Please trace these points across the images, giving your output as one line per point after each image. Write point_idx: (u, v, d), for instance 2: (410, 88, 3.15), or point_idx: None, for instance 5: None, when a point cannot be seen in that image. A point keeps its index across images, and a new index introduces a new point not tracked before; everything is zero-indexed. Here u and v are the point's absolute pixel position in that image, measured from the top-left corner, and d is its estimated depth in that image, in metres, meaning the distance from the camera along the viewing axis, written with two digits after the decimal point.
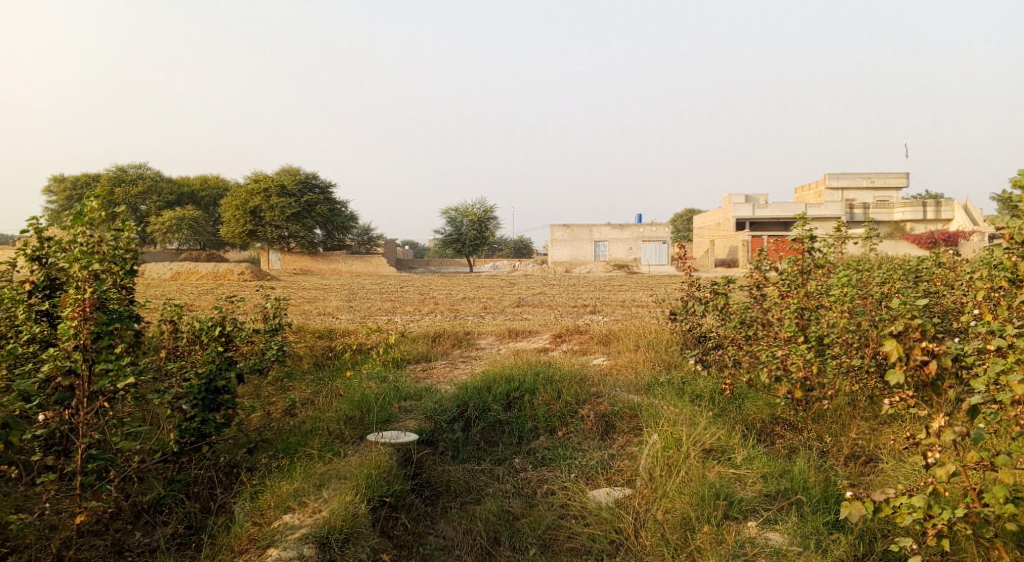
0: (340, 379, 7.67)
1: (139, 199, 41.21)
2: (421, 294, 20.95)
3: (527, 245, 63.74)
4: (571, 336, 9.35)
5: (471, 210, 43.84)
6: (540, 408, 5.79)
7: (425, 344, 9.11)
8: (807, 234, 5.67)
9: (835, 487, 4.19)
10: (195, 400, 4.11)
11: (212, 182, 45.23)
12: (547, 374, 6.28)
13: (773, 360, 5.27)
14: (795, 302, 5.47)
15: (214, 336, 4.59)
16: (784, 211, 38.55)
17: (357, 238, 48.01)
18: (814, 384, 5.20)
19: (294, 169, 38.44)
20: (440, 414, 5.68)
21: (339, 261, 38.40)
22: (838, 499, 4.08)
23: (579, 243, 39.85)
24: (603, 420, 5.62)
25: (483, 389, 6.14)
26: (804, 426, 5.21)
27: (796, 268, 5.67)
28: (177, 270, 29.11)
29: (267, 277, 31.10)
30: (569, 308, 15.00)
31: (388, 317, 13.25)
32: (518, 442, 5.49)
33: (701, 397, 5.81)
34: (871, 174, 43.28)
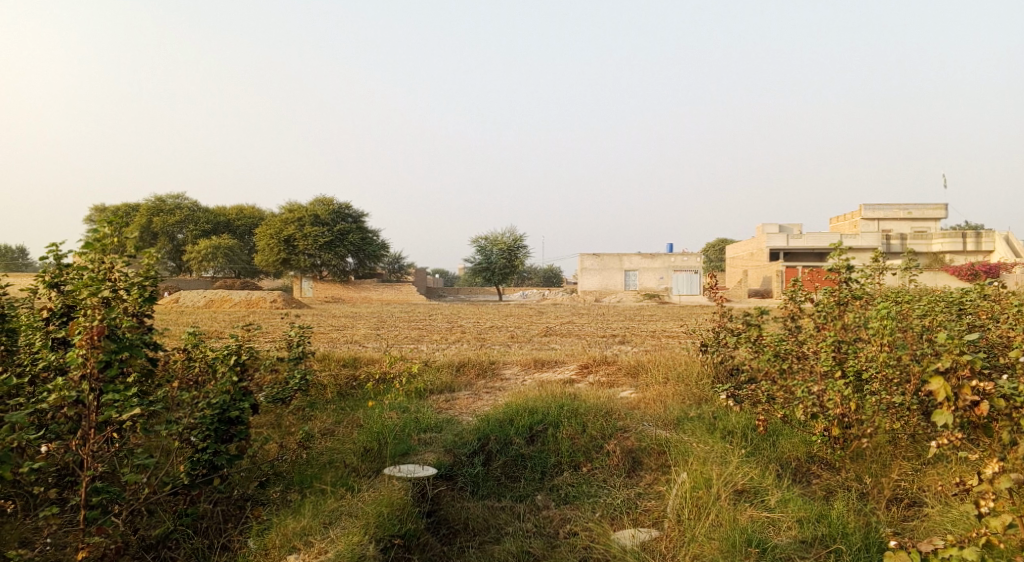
0: (362, 409, 7.57)
1: (177, 227, 42.18)
2: (449, 323, 20.86)
3: (556, 274, 63.58)
4: (598, 367, 9.13)
5: (501, 239, 43.95)
6: (564, 442, 5.59)
7: (449, 374, 8.97)
8: (844, 264, 5.39)
9: (878, 533, 3.92)
10: (207, 432, 4.05)
11: (247, 211, 46.17)
12: (572, 406, 6.09)
13: (808, 396, 5.06)
14: (829, 336, 5.21)
15: (230, 366, 4.54)
16: (818, 242, 37.83)
17: (388, 266, 48.37)
18: (852, 421, 4.96)
19: (327, 198, 39.03)
20: (460, 448, 5.51)
21: (370, 289, 38.62)
22: (881, 547, 3.81)
23: (609, 272, 39.57)
24: (630, 456, 5.40)
25: (505, 421, 5.96)
26: (842, 466, 4.92)
27: (832, 299, 5.40)
28: (211, 298, 29.57)
29: (298, 304, 31.41)
30: (597, 339, 14.75)
31: (414, 346, 13.17)
32: (541, 478, 5.30)
33: (732, 433, 5.56)
34: (908, 204, 42.35)
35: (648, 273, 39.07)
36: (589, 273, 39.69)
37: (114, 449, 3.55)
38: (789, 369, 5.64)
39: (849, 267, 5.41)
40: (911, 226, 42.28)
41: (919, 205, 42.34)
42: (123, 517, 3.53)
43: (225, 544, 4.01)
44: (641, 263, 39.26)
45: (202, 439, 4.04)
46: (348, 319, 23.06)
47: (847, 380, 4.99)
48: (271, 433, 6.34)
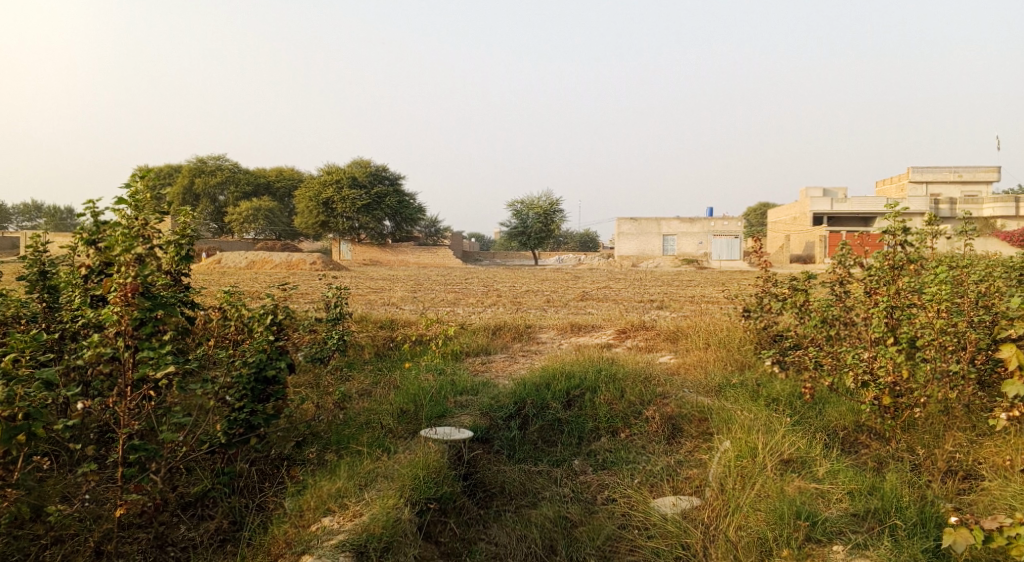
0: (399, 371, 7.58)
1: (219, 190, 42.84)
2: (485, 286, 20.83)
3: (593, 239, 63.06)
4: (636, 332, 8.98)
5: (538, 202, 43.61)
6: (602, 407, 5.49)
7: (485, 337, 8.92)
8: (899, 227, 4.99)
9: (935, 508, 3.74)
10: (244, 391, 4.11)
11: (286, 175, 46.62)
12: (610, 371, 5.97)
13: (859, 364, 4.79)
14: (883, 300, 4.81)
15: (266, 326, 4.51)
16: (865, 206, 36.61)
17: (425, 230, 48.52)
18: (903, 390, 4.68)
19: (365, 161, 39.10)
20: (496, 411, 5.46)
21: (406, 253, 38.81)
22: (939, 523, 3.62)
23: (647, 236, 39.02)
24: (670, 423, 5.28)
25: (542, 386, 5.88)
26: (892, 436, 4.65)
27: (886, 264, 5.00)
28: (251, 260, 30.08)
29: (336, 267, 31.76)
30: (634, 303, 14.54)
31: (450, 309, 13.17)
32: (578, 443, 5.22)
33: (777, 401, 5.39)
34: (961, 167, 40.61)
35: (687, 237, 38.42)
36: (627, 237, 39.19)
37: (151, 406, 3.58)
38: (840, 337, 5.44)
39: (905, 230, 5.01)
40: (963, 190, 40.61)
41: (973, 168, 40.59)
42: (161, 475, 3.57)
43: (263, 503, 4.04)
44: (680, 228, 38.60)
45: (239, 398, 4.08)
46: (385, 281, 23.23)
47: (900, 347, 4.68)
48: (310, 393, 6.39)
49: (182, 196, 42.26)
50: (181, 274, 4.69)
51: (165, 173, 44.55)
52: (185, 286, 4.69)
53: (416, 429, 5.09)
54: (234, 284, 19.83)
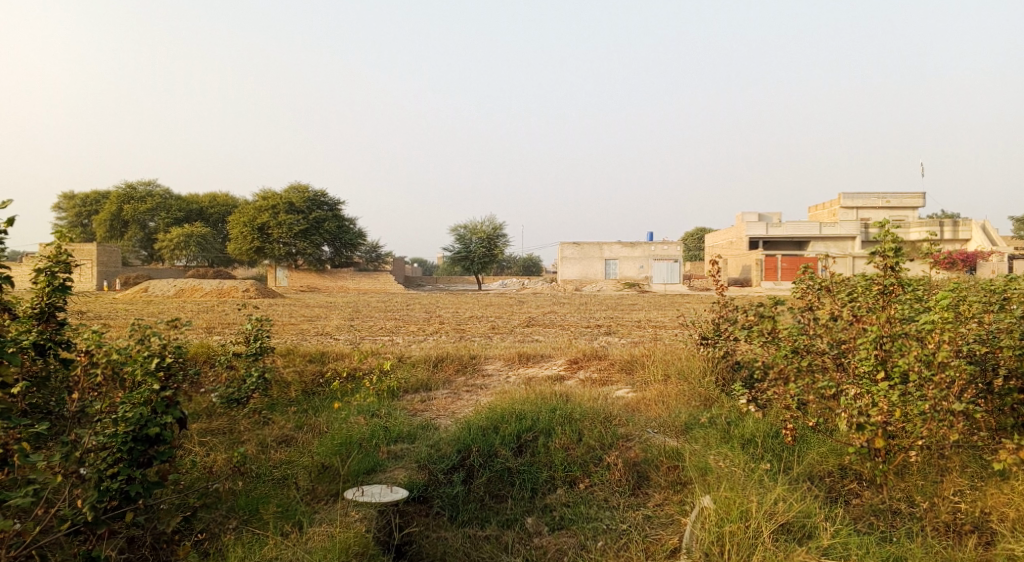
0: (328, 412, 6.74)
1: (148, 215, 40.71)
2: (427, 313, 19.99)
3: (536, 264, 62.95)
4: (589, 363, 8.35)
5: (481, 227, 43.03)
6: (557, 454, 4.81)
7: (425, 370, 8.14)
8: (891, 247, 4.45)
9: None
10: (117, 455, 3.32)
11: (220, 199, 44.72)
12: (565, 411, 5.31)
13: (852, 405, 4.23)
14: (872, 330, 4.31)
15: (149, 370, 3.70)
16: (799, 230, 37.42)
17: (365, 254, 47.16)
18: (897, 430, 4.20)
19: (302, 185, 37.81)
20: (436, 463, 4.66)
21: (347, 279, 37.57)
22: None
23: (590, 261, 38.88)
24: (634, 471, 4.66)
25: (489, 429, 5.14)
26: (884, 483, 4.18)
27: (875, 289, 4.56)
28: (180, 288, 28.43)
29: (273, 294, 30.34)
30: (580, 330, 13.95)
31: (390, 338, 12.31)
32: (531, 497, 4.52)
33: (752, 443, 4.83)
34: (886, 193, 42.08)
35: (629, 261, 38.47)
36: (570, 261, 38.95)
37: None
38: (813, 368, 4.89)
39: (897, 251, 4.46)
40: (889, 214, 42.02)
41: (896, 193, 42.15)
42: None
43: None
44: (622, 252, 38.60)
45: (112, 463, 3.32)
46: (323, 309, 22.09)
47: (894, 382, 4.19)
48: (219, 444, 5.50)
49: (107, 221, 40.08)
50: (53, 309, 3.82)
51: (89, 197, 42.18)
52: (57, 324, 3.83)
53: (341, 490, 4.30)
54: (160, 314, 18.50)
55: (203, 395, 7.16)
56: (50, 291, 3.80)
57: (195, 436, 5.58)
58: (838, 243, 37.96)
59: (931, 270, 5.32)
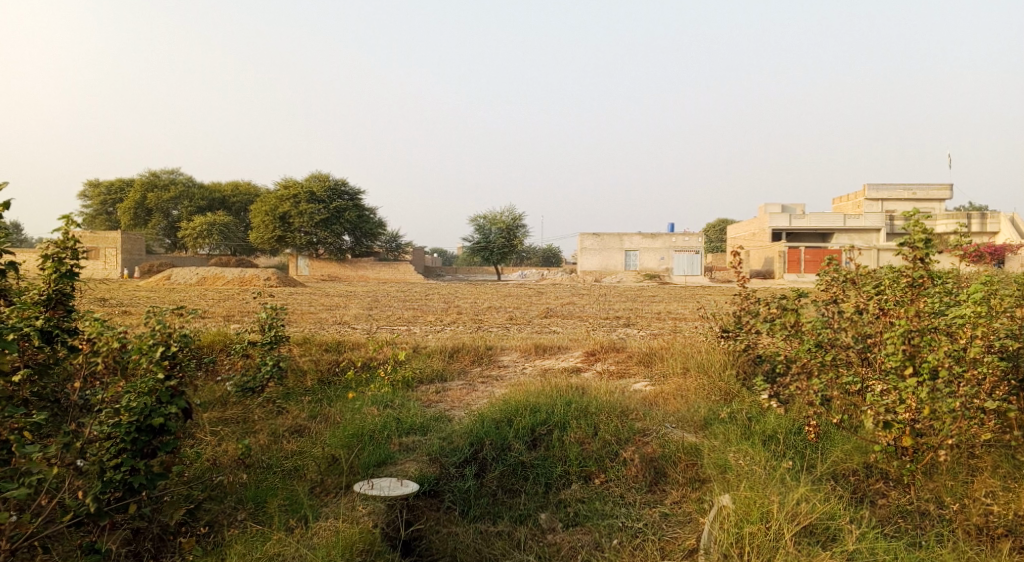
0: (342, 402, 6.69)
1: (172, 204, 41.12)
2: (446, 303, 19.93)
3: (556, 254, 62.77)
4: (606, 355, 8.21)
5: (500, 217, 42.90)
6: (572, 448, 4.70)
7: (441, 360, 8.07)
8: (921, 237, 4.25)
9: None
10: (121, 445, 3.31)
11: (243, 189, 45.02)
12: (581, 404, 5.21)
13: (879, 402, 4.02)
14: (901, 324, 4.06)
15: (155, 359, 3.68)
16: (823, 222, 36.79)
17: (385, 244, 47.26)
18: (926, 427, 4.00)
19: (323, 175, 37.93)
20: (448, 456, 4.57)
21: (367, 269, 37.71)
22: None
23: (610, 252, 38.60)
24: (651, 467, 4.54)
25: (503, 422, 5.04)
26: (911, 483, 3.99)
27: (905, 282, 4.29)
28: (203, 276, 28.71)
29: (293, 282, 30.50)
30: (599, 321, 13.80)
31: (407, 328, 12.27)
32: (545, 492, 4.43)
33: (774, 440, 4.67)
34: (914, 185, 41.22)
35: (649, 252, 38.14)
36: (590, 252, 38.71)
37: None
38: (836, 363, 4.72)
39: (927, 242, 4.28)
40: (916, 206, 41.16)
41: (924, 185, 41.25)
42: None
43: None
44: (642, 243, 38.27)
45: (116, 454, 3.30)
46: (342, 298, 22.15)
47: (923, 378, 3.97)
48: (231, 434, 5.47)
49: (132, 210, 40.60)
50: (61, 296, 3.81)
51: (115, 186, 42.73)
52: (64, 312, 3.81)
53: (351, 483, 4.23)
54: (182, 301, 18.67)
55: (219, 384, 7.15)
56: (57, 276, 3.78)
57: (207, 426, 5.56)
58: (863, 235, 37.28)
59: (960, 263, 5.10)
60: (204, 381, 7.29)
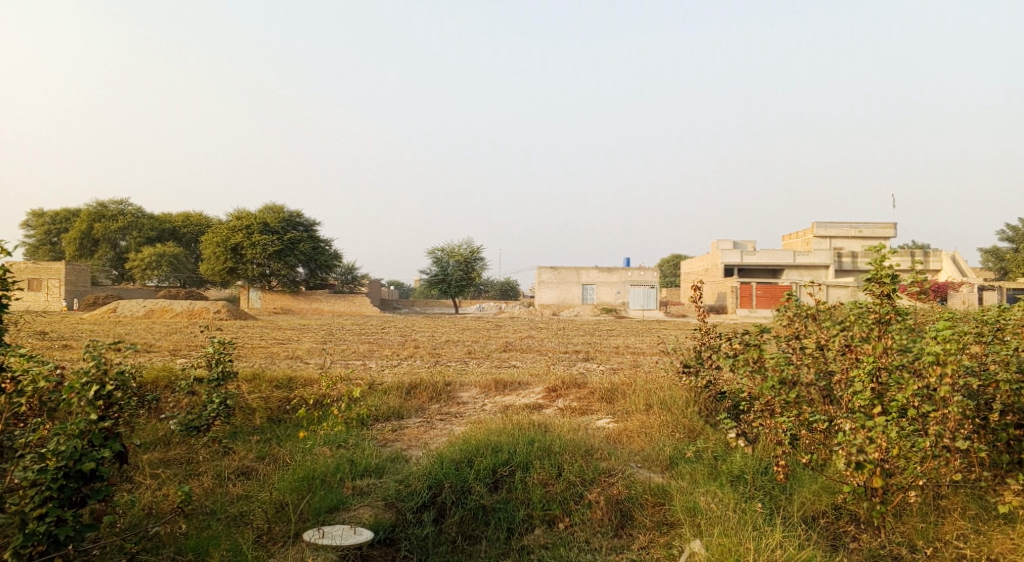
0: (293, 442, 6.37)
1: (120, 234, 39.85)
2: (403, 336, 19.57)
3: (513, 288, 62.76)
4: (568, 390, 8.06)
5: (458, 250, 42.76)
6: (536, 490, 4.51)
7: (398, 397, 7.80)
8: (886, 272, 4.22)
9: None
10: (46, 493, 2.96)
11: (194, 219, 43.92)
12: (545, 443, 5.03)
13: (850, 442, 3.97)
14: (869, 363, 4.14)
15: (87, 400, 3.44)
16: (774, 258, 37.68)
17: (341, 276, 46.53)
18: (895, 468, 3.99)
19: (278, 206, 37.30)
20: (405, 500, 4.31)
21: (322, 301, 37.00)
22: None
23: (567, 286, 38.74)
24: (617, 509, 4.38)
25: (463, 463, 4.82)
26: (882, 526, 3.98)
27: (872, 318, 4.30)
28: (150, 308, 27.72)
29: (245, 315, 29.66)
30: (559, 356, 13.67)
31: (363, 363, 11.93)
32: (507, 538, 4.22)
33: (741, 479, 4.57)
34: (859, 223, 42.67)
35: (606, 287, 38.41)
36: (548, 286, 38.77)
37: None
38: (800, 401, 4.79)
39: (892, 277, 4.25)
40: (862, 243, 42.53)
41: (869, 223, 42.72)
42: None
43: None
44: (599, 277, 38.54)
45: (40, 503, 2.94)
46: (296, 331, 21.57)
47: (891, 418, 4.01)
48: (172, 477, 5.12)
49: (78, 240, 39.22)
50: None
51: (60, 215, 41.27)
52: None
53: (301, 531, 3.95)
54: (128, 335, 17.90)
55: (161, 423, 6.74)
56: None
57: (146, 469, 5.19)
58: (812, 271, 38.29)
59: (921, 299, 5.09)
60: (145, 419, 6.88)
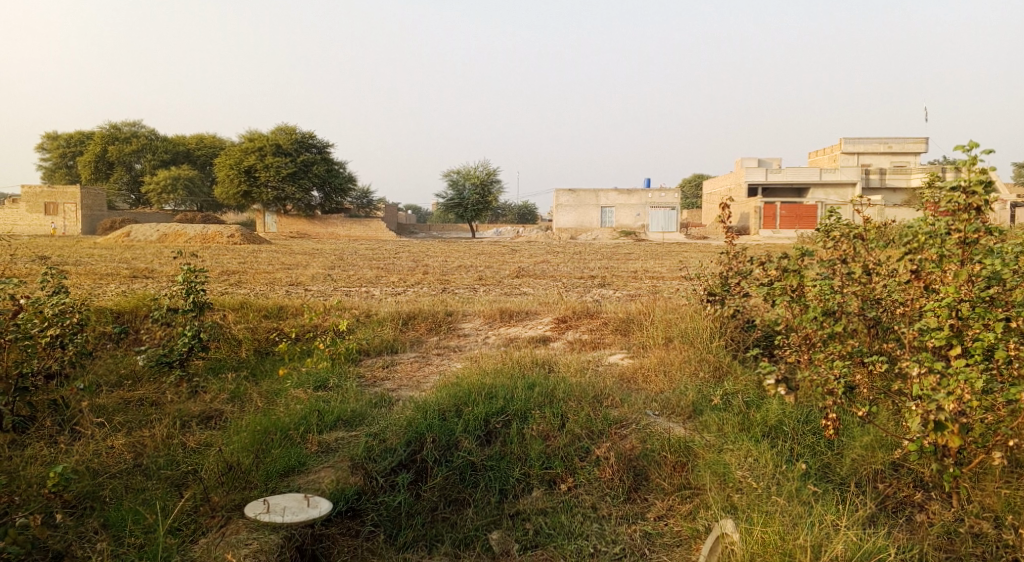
0: (271, 380, 5.73)
1: (135, 158, 39.09)
2: (413, 261, 18.85)
3: (531, 210, 61.71)
4: (579, 321, 7.29)
5: (474, 172, 41.55)
6: (533, 444, 3.82)
7: (393, 329, 7.12)
8: (982, 180, 3.28)
9: None
10: None
11: (208, 142, 42.97)
12: (547, 388, 4.32)
13: (927, 396, 3.17)
14: (948, 294, 3.24)
15: None
16: (800, 178, 36.04)
17: (356, 199, 45.69)
18: (974, 424, 3.19)
19: (290, 128, 36.18)
20: (377, 460, 3.62)
21: (337, 225, 36.35)
22: None
23: (585, 208, 37.65)
24: (630, 467, 3.68)
25: (450, 412, 4.10)
26: (956, 492, 3.25)
27: (955, 237, 3.36)
28: (165, 232, 27.38)
29: (258, 239, 29.16)
30: (572, 281, 12.89)
31: (366, 290, 11.26)
32: (498, 502, 3.56)
33: (779, 432, 3.83)
34: (891, 139, 40.56)
35: (625, 209, 37.23)
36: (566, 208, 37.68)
37: None
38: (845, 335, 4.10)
39: (987, 186, 3.31)
40: (891, 160, 40.61)
41: (900, 139, 40.63)
42: None
43: None
44: (618, 199, 37.33)
45: None
46: (308, 256, 20.91)
47: (973, 362, 3.19)
48: (125, 427, 4.54)
49: (93, 163, 38.57)
50: None
51: (74, 139, 40.63)
52: None
53: (244, 502, 3.33)
54: (137, 259, 17.34)
55: (131, 358, 6.14)
56: None
57: (94, 418, 4.59)
58: (840, 191, 36.72)
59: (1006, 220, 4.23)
60: (116, 356, 6.29)
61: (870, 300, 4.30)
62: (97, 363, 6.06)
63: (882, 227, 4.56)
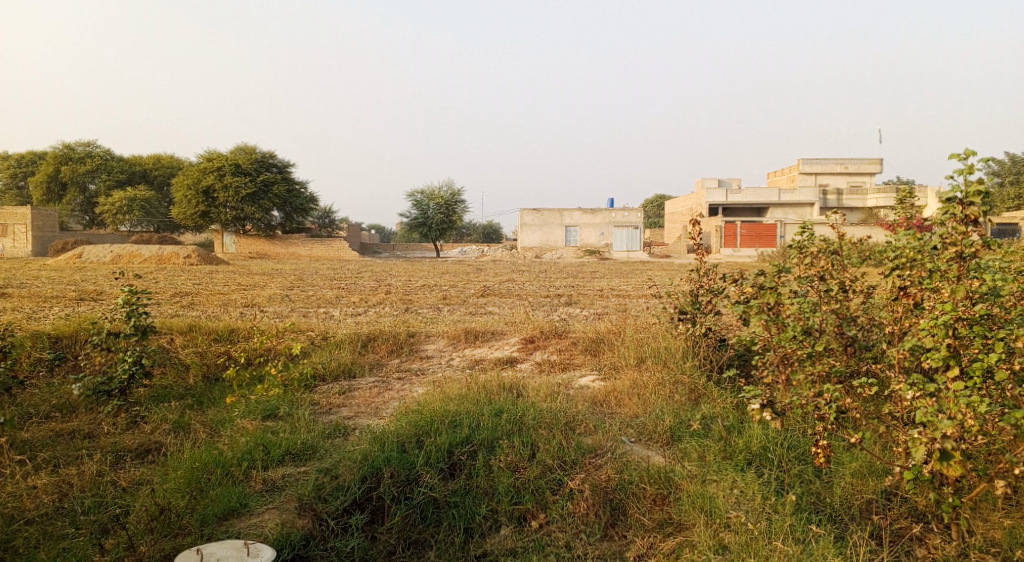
0: (217, 409, 5.29)
1: (89, 177, 37.81)
2: (376, 281, 18.39)
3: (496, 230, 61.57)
4: (547, 341, 7.01)
5: (438, 192, 41.22)
6: (502, 477, 3.51)
7: (351, 352, 6.74)
8: (980, 191, 3.12)
9: None
10: None
11: (165, 161, 41.87)
12: (515, 415, 4.02)
13: (927, 423, 2.97)
14: (947, 312, 3.05)
15: None
16: (760, 197, 36.55)
17: (318, 219, 44.94)
18: (973, 449, 3.01)
19: (251, 146, 35.47)
20: (330, 500, 3.28)
21: (299, 245, 35.64)
22: None
23: (550, 227, 37.60)
24: (607, 501, 3.40)
25: (410, 443, 3.76)
26: (953, 522, 3.07)
27: (951, 250, 3.20)
28: (118, 253, 26.39)
29: (217, 260, 28.31)
30: (539, 300, 12.64)
31: (327, 311, 10.82)
32: (464, 543, 3.25)
33: (763, 459, 3.60)
34: (844, 159, 41.58)
35: (590, 228, 37.28)
36: (531, 228, 37.60)
37: None
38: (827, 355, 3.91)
39: (984, 197, 3.15)
40: (847, 180, 41.62)
41: (854, 160, 41.65)
42: None
43: None
44: (582, 218, 37.36)
45: None
46: (267, 277, 20.27)
47: (971, 384, 3.01)
48: (49, 466, 4.09)
49: (44, 183, 37.16)
50: None
51: (24, 158, 39.18)
52: None
53: (176, 551, 2.95)
54: (86, 282, 16.53)
55: (66, 387, 5.62)
56: None
57: (16, 455, 4.13)
58: (798, 210, 37.37)
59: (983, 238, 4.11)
60: (50, 385, 5.78)
61: (848, 318, 4.13)
62: (27, 392, 5.56)
63: (857, 243, 4.41)
